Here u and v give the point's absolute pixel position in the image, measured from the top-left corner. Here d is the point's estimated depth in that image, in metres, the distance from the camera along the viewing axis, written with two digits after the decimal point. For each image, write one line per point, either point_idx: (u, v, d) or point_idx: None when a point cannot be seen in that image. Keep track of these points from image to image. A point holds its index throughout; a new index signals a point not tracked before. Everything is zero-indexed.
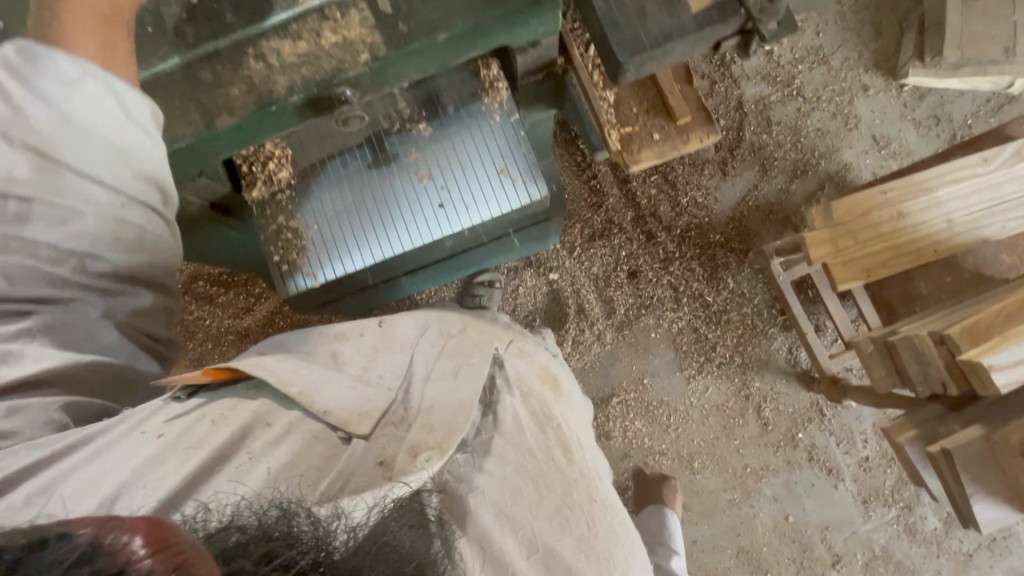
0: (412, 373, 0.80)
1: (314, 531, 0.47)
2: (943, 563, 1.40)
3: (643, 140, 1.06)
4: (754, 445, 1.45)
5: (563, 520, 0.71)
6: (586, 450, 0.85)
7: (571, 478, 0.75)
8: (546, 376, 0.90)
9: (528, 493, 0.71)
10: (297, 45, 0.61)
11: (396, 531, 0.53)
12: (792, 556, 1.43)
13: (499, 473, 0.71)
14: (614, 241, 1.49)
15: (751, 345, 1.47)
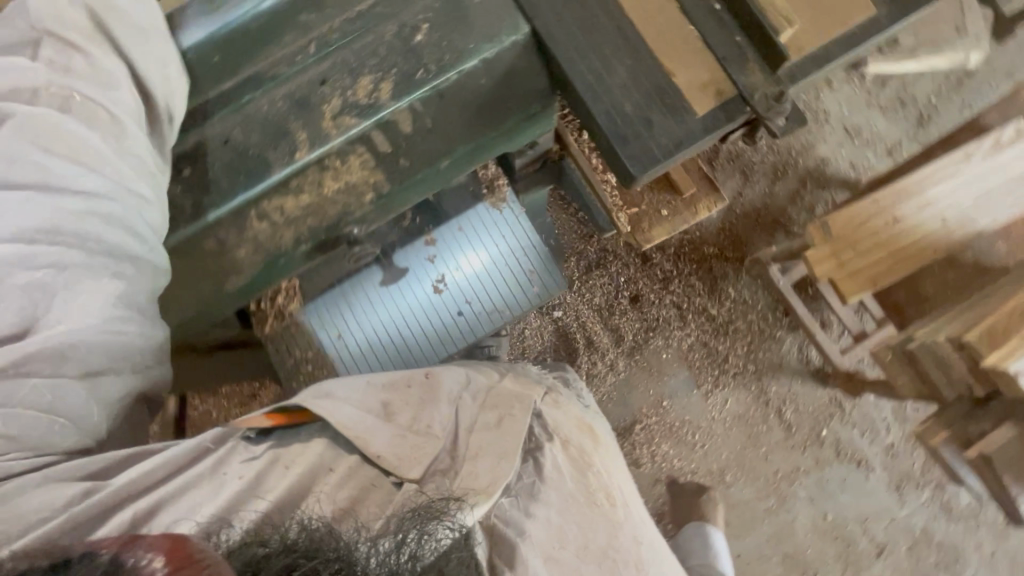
0: (454, 429, 0.69)
1: (341, 542, 0.51)
2: (984, 535, 1.43)
3: (653, 219, 1.09)
4: (781, 449, 1.47)
5: (613, 568, 0.67)
6: (629, 490, 0.78)
7: (617, 522, 0.70)
8: (581, 425, 0.78)
9: (575, 538, 0.65)
10: (299, 198, 0.70)
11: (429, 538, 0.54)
12: (836, 553, 1.45)
13: (547, 525, 0.65)
14: (612, 270, 1.50)
15: (761, 351, 1.49)
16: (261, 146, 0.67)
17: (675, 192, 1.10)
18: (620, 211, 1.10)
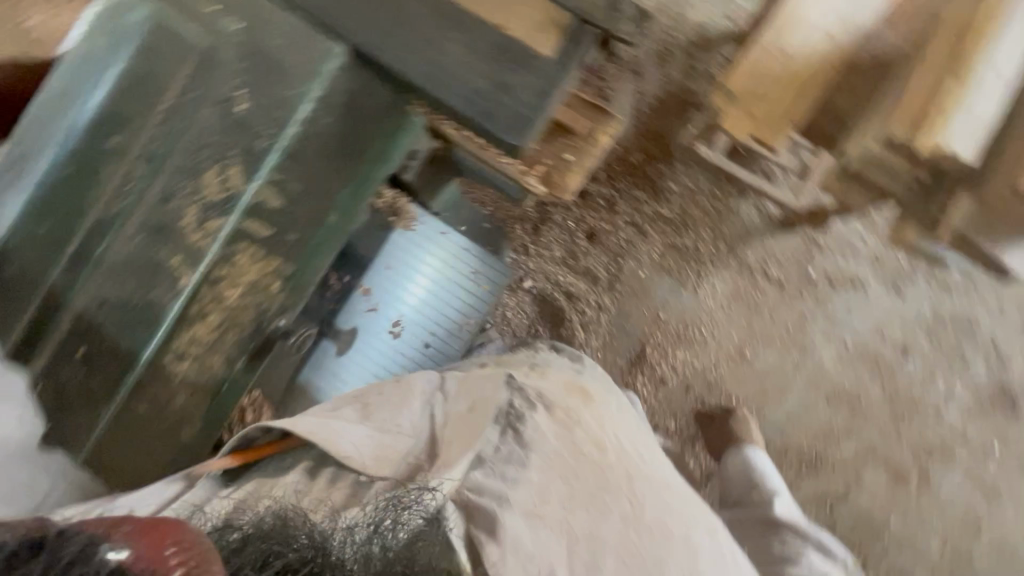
0: (431, 425, 0.90)
1: (320, 532, 0.70)
2: (989, 292, 1.49)
3: (561, 166, 1.08)
4: (781, 305, 1.52)
5: (608, 504, 0.86)
6: (633, 444, 0.97)
7: (604, 465, 0.90)
8: (576, 391, 1.01)
9: (559, 488, 0.85)
10: (207, 317, 0.90)
11: (396, 523, 0.73)
12: (869, 372, 1.52)
13: (532, 478, 0.85)
14: (557, 219, 1.51)
15: (724, 226, 1.51)
16: (156, 290, 0.88)
17: (565, 133, 1.09)
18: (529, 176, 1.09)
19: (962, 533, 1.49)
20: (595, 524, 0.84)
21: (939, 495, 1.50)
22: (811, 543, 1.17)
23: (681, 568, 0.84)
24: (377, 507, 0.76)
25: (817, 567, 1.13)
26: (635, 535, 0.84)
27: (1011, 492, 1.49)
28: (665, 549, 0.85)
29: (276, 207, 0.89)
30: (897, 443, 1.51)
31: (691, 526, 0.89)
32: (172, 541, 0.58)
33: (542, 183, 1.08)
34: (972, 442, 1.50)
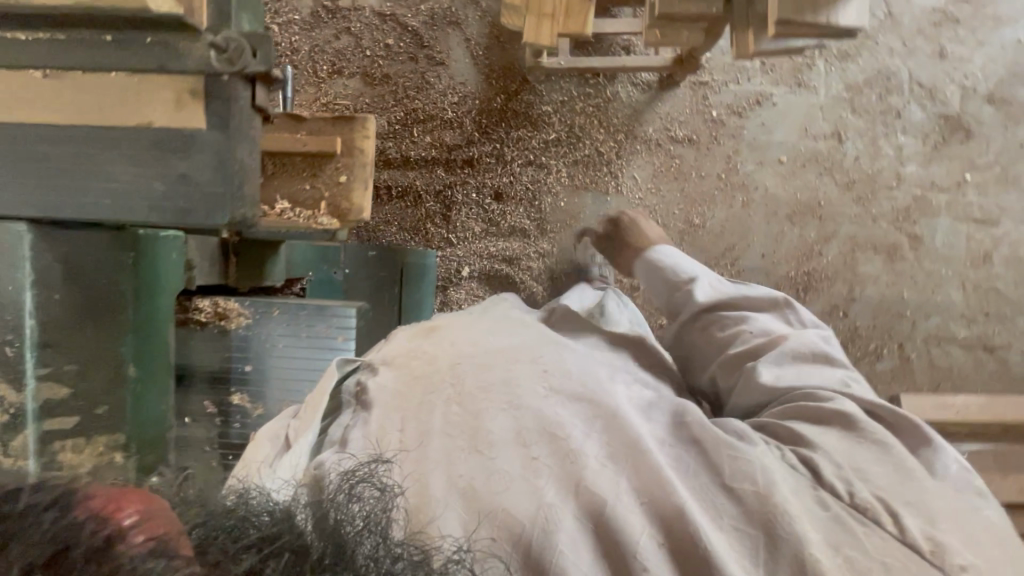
0: (286, 441, 0.72)
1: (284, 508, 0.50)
2: (887, 38, 1.44)
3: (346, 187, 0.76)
4: (703, 159, 1.48)
5: (428, 400, 0.71)
6: (476, 337, 0.80)
7: (438, 369, 0.74)
8: (422, 331, 0.86)
9: (393, 418, 0.70)
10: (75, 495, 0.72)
11: (352, 492, 0.54)
12: (816, 172, 1.47)
13: (369, 433, 0.68)
14: (460, 198, 1.49)
15: (613, 117, 1.47)
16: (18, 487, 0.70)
17: (328, 158, 0.78)
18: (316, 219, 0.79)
19: (975, 270, 1.47)
20: (419, 422, 0.68)
21: (936, 248, 1.47)
22: (746, 307, 0.88)
23: (499, 405, 0.68)
24: (324, 485, 0.58)
25: (760, 329, 0.83)
26: (459, 410, 0.68)
27: (1000, 209, 1.46)
28: (483, 401, 0.68)
29: (67, 394, 0.71)
30: (875, 222, 1.47)
31: (513, 362, 0.73)
32: (144, 514, 0.41)
33: (332, 219, 0.78)
34: (942, 184, 1.46)
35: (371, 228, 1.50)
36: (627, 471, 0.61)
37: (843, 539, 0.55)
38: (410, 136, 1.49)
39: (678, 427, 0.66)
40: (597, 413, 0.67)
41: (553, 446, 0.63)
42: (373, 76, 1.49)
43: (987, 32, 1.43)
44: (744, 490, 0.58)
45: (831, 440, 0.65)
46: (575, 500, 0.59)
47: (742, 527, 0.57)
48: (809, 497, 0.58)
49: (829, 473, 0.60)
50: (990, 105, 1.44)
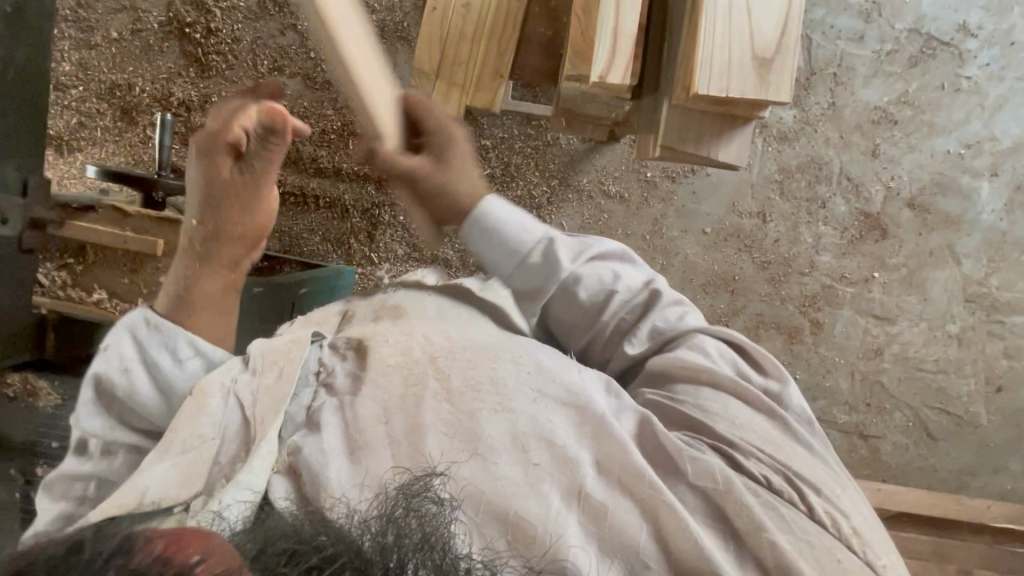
0: (243, 417, 0.64)
1: (342, 525, 0.48)
2: (826, 128, 1.46)
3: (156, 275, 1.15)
4: (630, 217, 1.50)
5: (412, 393, 0.61)
6: (451, 330, 0.72)
7: (410, 362, 0.65)
8: (387, 310, 0.81)
9: (381, 416, 0.60)
10: None
11: (409, 508, 0.49)
12: (736, 248, 1.51)
13: (344, 421, 0.61)
14: (387, 219, 1.49)
15: (551, 162, 1.48)
16: None
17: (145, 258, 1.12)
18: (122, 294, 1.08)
19: (866, 362, 1.54)
20: (407, 419, 0.59)
21: (834, 337, 1.53)
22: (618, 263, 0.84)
23: (501, 408, 0.60)
24: (376, 501, 0.52)
25: (624, 287, 0.81)
26: (451, 407, 0.60)
27: (900, 310, 1.53)
28: (489, 399, 0.61)
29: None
30: (782, 304, 1.52)
31: (492, 355, 0.66)
32: (205, 550, 0.40)
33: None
34: (851, 277, 1.51)
35: (294, 235, 1.49)
36: (632, 485, 0.58)
37: (809, 547, 0.57)
38: (344, 148, 1.46)
39: (652, 435, 0.64)
40: (587, 417, 0.62)
41: (561, 458, 0.58)
42: (313, 79, 1.45)
43: (919, 139, 1.47)
44: (735, 511, 0.58)
45: (738, 416, 0.69)
46: (585, 512, 0.56)
47: (746, 539, 0.57)
48: (778, 508, 0.60)
49: (749, 463, 0.63)
50: (909, 209, 1.49)
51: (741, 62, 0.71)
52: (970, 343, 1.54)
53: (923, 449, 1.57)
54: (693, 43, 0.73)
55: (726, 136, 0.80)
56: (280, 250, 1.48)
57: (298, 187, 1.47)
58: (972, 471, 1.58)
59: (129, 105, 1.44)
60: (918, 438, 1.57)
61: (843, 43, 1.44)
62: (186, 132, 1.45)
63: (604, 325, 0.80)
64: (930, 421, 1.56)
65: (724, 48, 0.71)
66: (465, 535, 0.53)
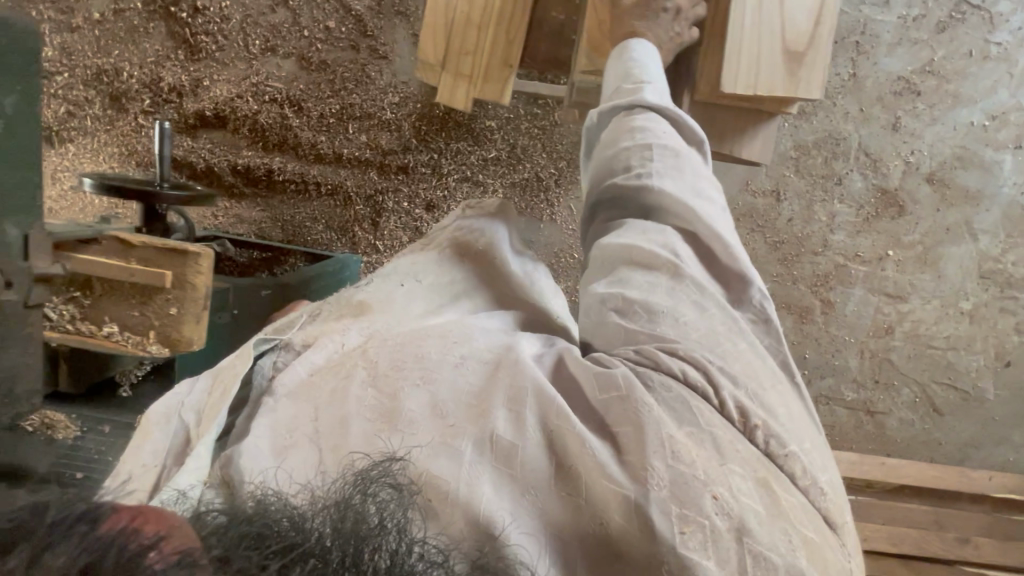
0: (187, 435, 0.63)
1: (304, 511, 0.44)
2: (845, 101, 1.40)
3: (158, 329, 0.85)
4: None
5: (342, 384, 0.59)
6: (387, 323, 0.70)
7: (340, 364, 0.62)
8: (349, 309, 0.75)
9: (310, 413, 0.58)
10: None
11: (367, 494, 0.46)
12: (749, 228, 1.47)
13: (273, 422, 0.58)
14: (390, 205, 1.45)
15: (556, 141, 1.43)
16: None
17: (157, 292, 0.83)
18: (106, 332, 0.86)
19: (876, 340, 1.54)
20: (334, 413, 0.57)
21: (845, 315, 1.52)
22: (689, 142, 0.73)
23: (417, 379, 0.57)
24: (336, 487, 0.49)
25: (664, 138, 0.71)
26: (375, 392, 0.57)
27: (913, 287, 1.51)
28: (404, 373, 0.58)
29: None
30: (794, 284, 1.50)
31: (419, 335, 0.63)
32: (162, 531, 0.38)
33: (162, 348, 0.86)
34: (865, 256, 1.49)
35: (296, 224, 1.47)
36: (554, 437, 0.53)
37: (708, 440, 0.53)
38: (344, 132, 1.41)
39: (563, 371, 0.59)
40: (498, 370, 0.57)
41: (474, 411, 0.55)
42: (309, 59, 1.38)
43: (943, 110, 1.41)
44: (631, 424, 0.53)
45: (665, 305, 0.61)
46: (502, 462, 0.52)
47: (649, 449, 0.51)
48: (679, 407, 0.54)
49: (670, 359, 0.57)
50: (928, 184, 1.45)
51: (771, 57, 0.67)
52: (981, 320, 1.53)
53: (928, 424, 1.59)
54: (721, 31, 0.68)
55: (751, 133, 0.76)
56: (283, 240, 1.47)
57: (298, 174, 1.43)
58: (975, 443, 1.61)
59: (118, 91, 1.38)
60: (924, 413, 1.58)
61: (867, 8, 1.36)
62: (179, 119, 1.40)
63: (617, 149, 0.72)
64: (937, 397, 1.57)
65: (753, 43, 0.66)
66: (421, 520, 0.49)
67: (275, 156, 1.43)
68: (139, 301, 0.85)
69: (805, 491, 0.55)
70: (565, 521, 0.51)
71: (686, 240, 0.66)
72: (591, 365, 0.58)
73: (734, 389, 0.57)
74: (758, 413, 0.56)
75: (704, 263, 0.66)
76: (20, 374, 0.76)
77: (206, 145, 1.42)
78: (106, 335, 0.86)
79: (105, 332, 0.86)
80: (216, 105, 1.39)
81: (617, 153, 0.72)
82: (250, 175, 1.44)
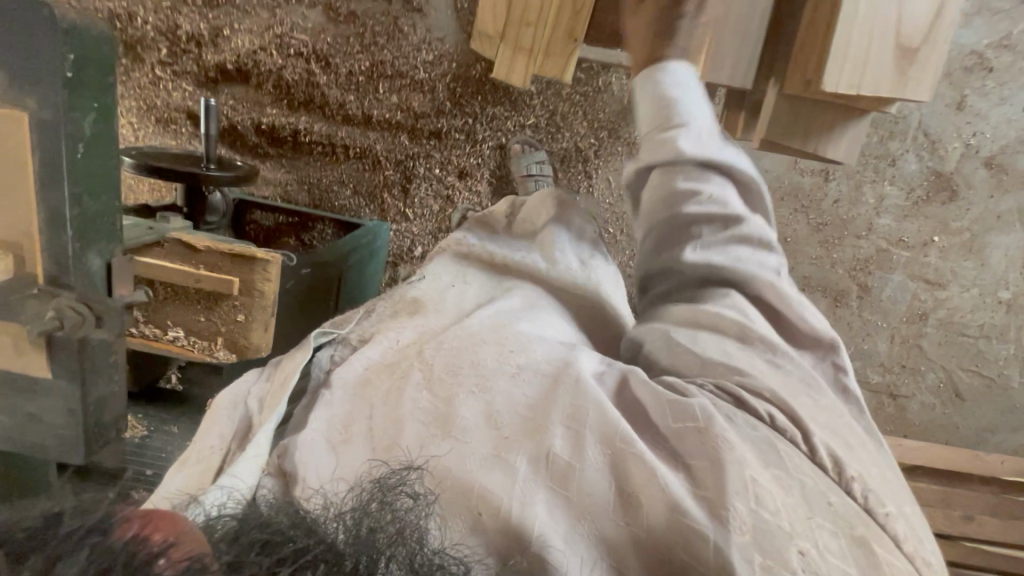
0: (249, 422, 0.61)
1: (317, 517, 0.43)
2: None
3: (226, 331, 0.83)
4: None
5: (396, 387, 0.58)
6: (445, 322, 0.68)
7: (401, 370, 0.60)
8: (403, 305, 0.72)
9: (369, 417, 0.56)
10: None
11: (385, 502, 0.44)
12: (793, 208, 1.42)
13: (329, 420, 0.56)
14: (421, 171, 1.39)
15: (599, 109, 1.35)
16: None
17: (224, 297, 0.81)
18: (176, 337, 0.84)
19: (909, 326, 1.52)
20: (389, 413, 0.55)
21: (880, 300, 1.50)
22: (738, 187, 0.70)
23: (470, 387, 0.56)
24: (352, 495, 0.47)
25: (721, 198, 0.67)
26: (431, 397, 0.56)
27: (953, 275, 1.47)
28: (459, 382, 0.57)
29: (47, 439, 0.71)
30: (832, 267, 1.47)
31: (475, 339, 0.62)
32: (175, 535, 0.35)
33: (230, 353, 0.85)
34: (909, 241, 1.44)
35: (324, 187, 1.41)
36: (608, 456, 0.51)
37: (794, 487, 0.51)
38: (375, 92, 1.33)
39: (628, 395, 0.58)
40: (557, 387, 0.56)
41: (530, 426, 0.53)
42: (337, 10, 1.28)
43: (1015, 89, 1.32)
44: (709, 459, 0.50)
45: (742, 353, 0.61)
46: (557, 482, 0.50)
47: (728, 488, 0.48)
48: (766, 448, 0.53)
49: (754, 401, 0.56)
50: (986, 169, 1.38)
51: (881, 51, 0.60)
52: (1020, 309, 1.50)
53: (948, 409, 1.60)
54: (825, 19, 0.62)
55: (839, 131, 0.70)
56: (310, 205, 1.42)
57: (326, 136, 1.37)
58: (992, 428, 1.63)
59: (133, 39, 1.30)
60: (946, 398, 1.59)
61: None
62: (198, 71, 1.32)
63: (668, 200, 0.68)
64: (962, 383, 1.57)
65: (862, 37, 0.60)
66: (442, 528, 0.48)
67: (301, 115, 1.36)
68: (205, 305, 0.83)
69: (910, 558, 0.52)
70: (608, 540, 0.48)
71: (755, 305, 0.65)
72: (664, 392, 0.57)
73: (825, 437, 0.56)
74: (851, 465, 0.55)
75: (771, 322, 0.65)
76: (107, 402, 0.74)
77: (228, 101, 1.35)
78: (172, 339, 0.84)
79: (177, 335, 0.84)
80: (237, 57, 1.31)
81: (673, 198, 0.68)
82: (275, 135, 1.37)
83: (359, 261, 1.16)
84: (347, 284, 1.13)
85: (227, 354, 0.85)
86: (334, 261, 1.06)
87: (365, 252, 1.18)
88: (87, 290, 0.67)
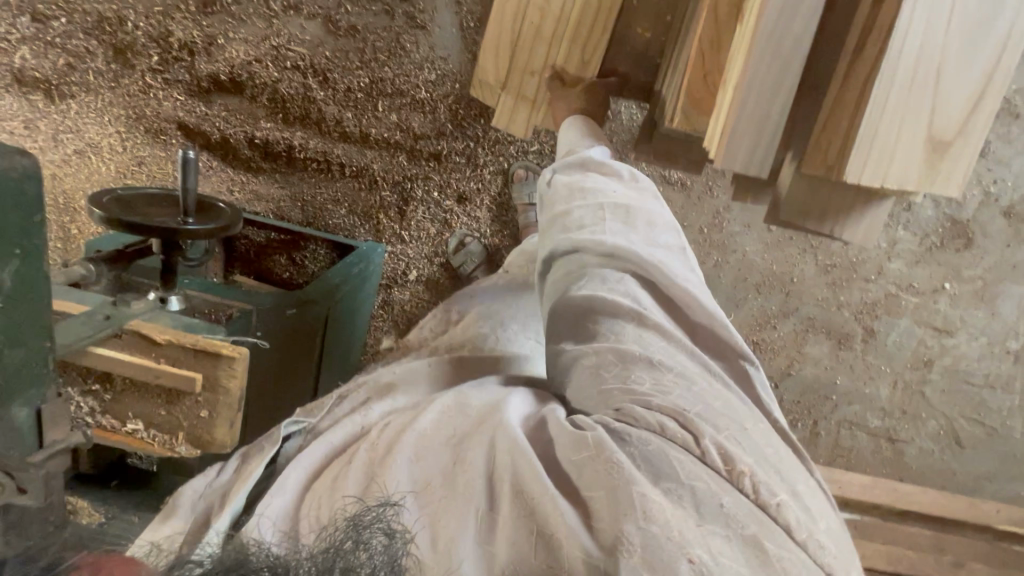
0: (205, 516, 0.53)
1: (284, 556, 0.39)
2: None
3: (190, 424, 0.61)
4: (687, 208, 1.35)
5: (345, 464, 0.55)
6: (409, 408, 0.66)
7: (356, 448, 0.57)
8: (378, 390, 0.70)
9: (321, 490, 0.52)
10: None
11: (359, 540, 0.41)
12: (801, 247, 1.38)
13: (289, 504, 0.51)
14: (419, 194, 1.34)
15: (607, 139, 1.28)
16: None
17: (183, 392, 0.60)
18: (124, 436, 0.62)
19: (913, 372, 1.48)
20: (333, 490, 0.51)
21: (886, 344, 1.46)
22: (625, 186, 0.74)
23: (411, 453, 0.53)
24: (322, 537, 0.44)
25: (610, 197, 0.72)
26: (366, 466, 0.53)
27: (963, 322, 1.43)
28: (393, 441, 0.55)
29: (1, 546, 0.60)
30: (838, 309, 1.43)
31: (417, 412, 0.59)
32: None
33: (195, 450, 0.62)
34: (918, 286, 1.40)
35: (317, 205, 1.36)
36: (522, 498, 0.48)
37: (684, 495, 0.48)
38: (374, 110, 1.28)
39: (546, 431, 0.54)
40: (476, 436, 0.53)
41: (453, 485, 0.50)
42: (336, 23, 1.22)
43: None
44: (603, 488, 0.47)
45: (635, 354, 0.60)
46: (480, 534, 0.47)
47: (620, 512, 0.46)
48: (655, 459, 0.50)
49: (642, 411, 0.54)
50: (1004, 218, 1.33)
51: (910, 137, 0.57)
52: None
53: (947, 455, 1.57)
54: (852, 101, 0.58)
55: (856, 214, 0.67)
56: (304, 222, 1.37)
57: (321, 152, 1.32)
58: (990, 476, 1.59)
59: (122, 44, 1.24)
60: (945, 444, 1.56)
61: None
62: (190, 81, 1.26)
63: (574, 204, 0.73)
64: (963, 431, 1.54)
65: (893, 119, 0.56)
66: None
67: (296, 130, 1.30)
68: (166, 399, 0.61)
69: (803, 546, 0.48)
70: None
71: (642, 286, 0.66)
72: (571, 426, 0.54)
73: (715, 435, 0.53)
74: (743, 459, 0.51)
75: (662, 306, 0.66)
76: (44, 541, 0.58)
77: (220, 112, 1.29)
78: (131, 432, 0.62)
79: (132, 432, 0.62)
80: (231, 68, 1.25)
81: (577, 211, 0.72)
82: (269, 149, 1.32)
83: (348, 295, 1.12)
84: (333, 320, 1.09)
85: (189, 450, 0.62)
86: (322, 302, 1.02)
87: (354, 283, 1.13)
88: (10, 449, 0.50)
